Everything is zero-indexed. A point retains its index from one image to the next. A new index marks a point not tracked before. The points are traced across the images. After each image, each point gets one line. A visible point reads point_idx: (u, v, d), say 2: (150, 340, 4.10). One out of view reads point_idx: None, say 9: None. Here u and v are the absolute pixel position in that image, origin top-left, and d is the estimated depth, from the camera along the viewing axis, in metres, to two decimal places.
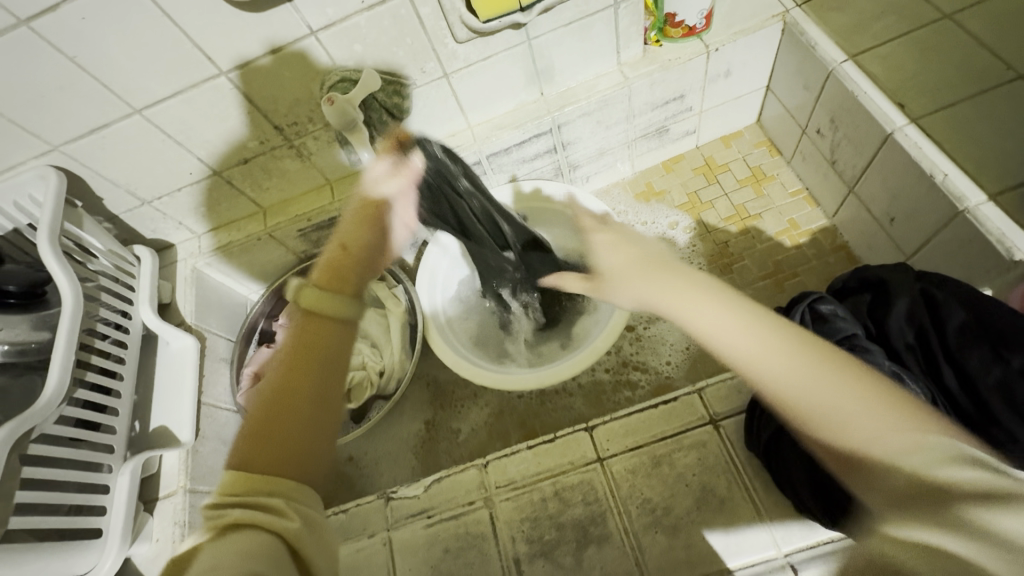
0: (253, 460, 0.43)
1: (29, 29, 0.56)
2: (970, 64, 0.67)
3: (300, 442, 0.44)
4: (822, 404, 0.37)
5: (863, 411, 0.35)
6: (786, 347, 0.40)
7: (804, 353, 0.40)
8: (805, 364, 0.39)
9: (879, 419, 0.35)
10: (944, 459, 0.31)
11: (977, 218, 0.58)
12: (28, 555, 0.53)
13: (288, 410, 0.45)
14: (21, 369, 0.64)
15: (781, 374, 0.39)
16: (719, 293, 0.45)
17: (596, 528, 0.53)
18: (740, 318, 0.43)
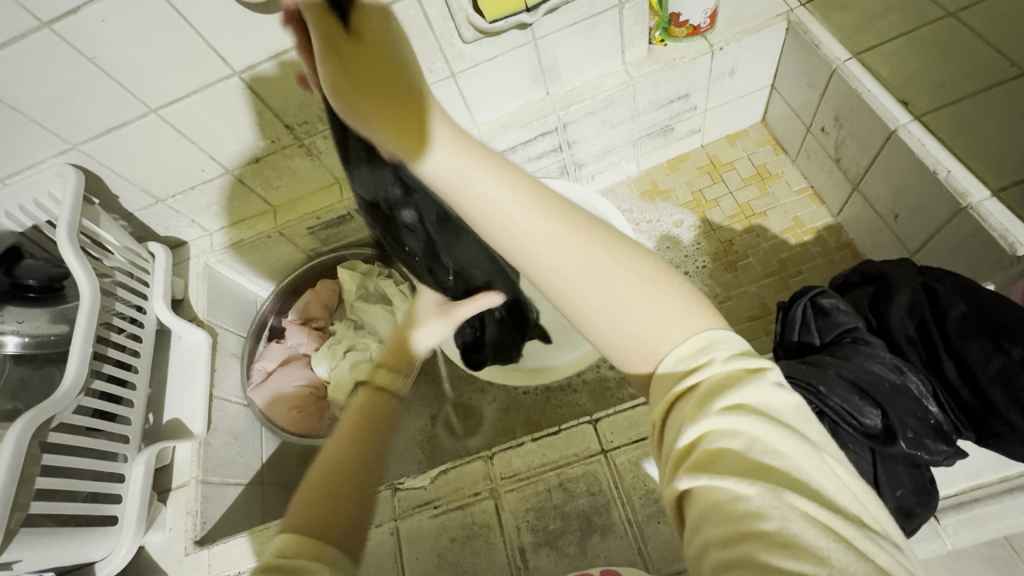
0: (306, 508, 0.43)
1: (51, 31, 0.58)
2: (973, 62, 0.67)
3: (354, 499, 0.44)
4: (605, 298, 0.38)
5: (637, 299, 0.37)
6: (577, 236, 0.39)
7: (589, 241, 0.38)
8: (591, 255, 0.38)
9: (659, 304, 0.37)
10: (700, 346, 0.36)
11: (980, 214, 0.58)
12: (47, 539, 0.54)
13: (350, 466, 0.46)
14: (41, 361, 0.65)
15: (572, 266, 0.38)
16: (520, 190, 0.39)
17: (600, 518, 0.54)
18: (548, 218, 0.39)
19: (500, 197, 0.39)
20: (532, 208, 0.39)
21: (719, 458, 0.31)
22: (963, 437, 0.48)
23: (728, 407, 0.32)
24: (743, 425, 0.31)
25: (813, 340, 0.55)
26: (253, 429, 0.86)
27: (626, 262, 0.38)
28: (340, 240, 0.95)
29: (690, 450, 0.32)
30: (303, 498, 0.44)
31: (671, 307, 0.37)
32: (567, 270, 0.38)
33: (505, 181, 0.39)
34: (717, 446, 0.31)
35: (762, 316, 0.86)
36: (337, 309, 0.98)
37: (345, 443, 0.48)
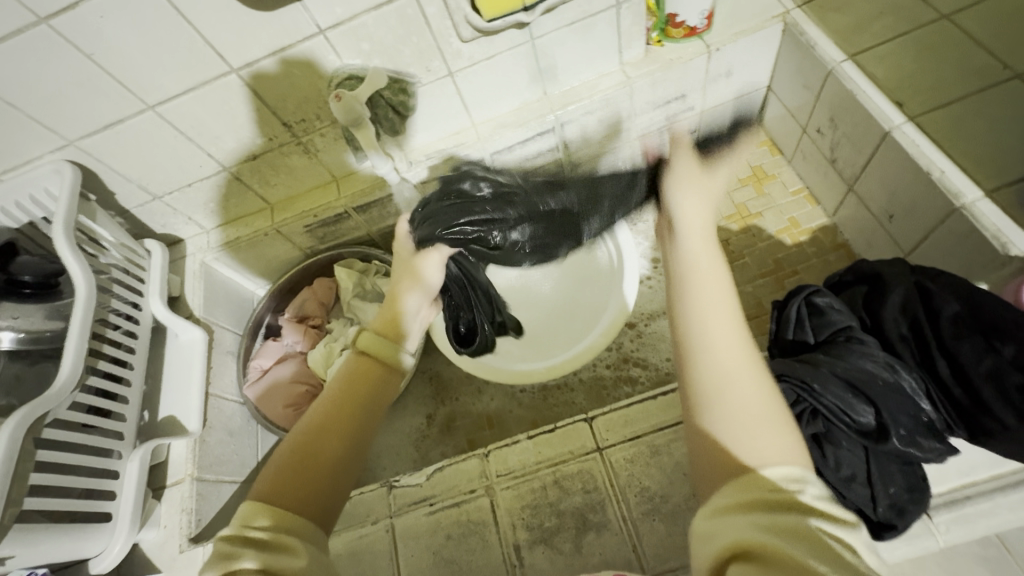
0: (284, 481, 0.43)
1: (48, 27, 0.58)
2: (967, 64, 0.68)
3: (333, 485, 0.45)
4: (742, 405, 0.38)
5: (763, 423, 0.37)
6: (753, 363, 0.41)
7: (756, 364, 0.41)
8: (754, 376, 0.40)
9: (777, 438, 0.37)
10: (792, 476, 0.34)
11: (973, 214, 0.59)
12: (40, 535, 0.54)
13: (331, 447, 0.46)
14: (37, 357, 0.65)
15: (736, 375, 0.40)
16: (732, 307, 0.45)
17: (595, 516, 0.54)
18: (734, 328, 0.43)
19: (715, 300, 0.45)
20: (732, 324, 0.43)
21: (810, 544, 0.30)
22: (955, 434, 0.49)
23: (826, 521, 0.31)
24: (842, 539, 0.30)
25: (807, 339, 0.55)
26: (248, 427, 0.86)
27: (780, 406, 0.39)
28: (336, 239, 0.95)
29: (770, 526, 0.31)
30: (282, 469, 0.44)
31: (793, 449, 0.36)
32: (728, 370, 0.40)
33: (726, 296, 0.46)
34: (811, 536, 0.30)
35: (758, 316, 0.86)
36: (333, 307, 0.98)
37: (329, 417, 0.49)
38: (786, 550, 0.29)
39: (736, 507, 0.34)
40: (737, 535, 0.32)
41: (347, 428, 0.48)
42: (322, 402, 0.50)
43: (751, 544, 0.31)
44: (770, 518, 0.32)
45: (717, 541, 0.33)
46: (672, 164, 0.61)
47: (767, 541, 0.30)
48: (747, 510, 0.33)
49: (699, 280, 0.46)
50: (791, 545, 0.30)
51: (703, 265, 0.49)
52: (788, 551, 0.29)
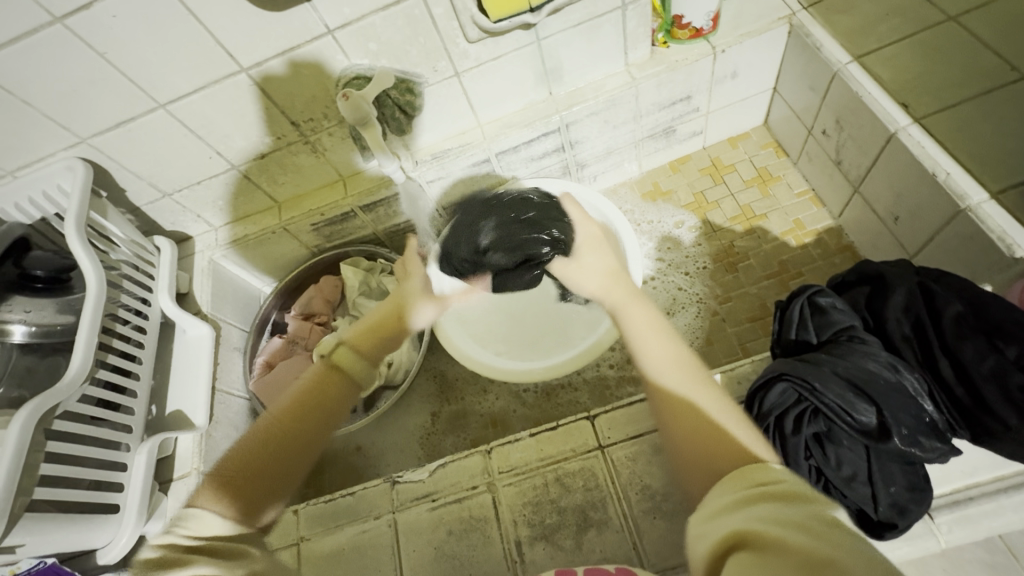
0: (234, 473, 0.47)
1: (63, 26, 0.59)
2: (973, 65, 0.68)
3: (281, 482, 0.48)
4: (696, 423, 0.42)
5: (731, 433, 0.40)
6: (704, 382, 0.45)
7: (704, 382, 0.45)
8: (710, 394, 0.44)
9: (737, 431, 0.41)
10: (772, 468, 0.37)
11: (979, 216, 0.59)
12: (49, 524, 0.55)
13: (287, 448, 0.50)
14: (48, 350, 0.66)
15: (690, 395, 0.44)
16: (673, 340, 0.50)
17: (596, 513, 0.54)
18: (671, 347, 0.49)
19: (660, 347, 0.49)
20: (677, 353, 0.48)
21: (788, 526, 0.30)
22: (958, 435, 0.49)
23: (813, 511, 0.31)
24: (835, 527, 0.30)
25: (810, 338, 0.55)
26: (254, 423, 0.87)
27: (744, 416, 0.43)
28: (342, 238, 0.96)
29: (758, 519, 0.32)
30: (236, 461, 0.48)
31: (751, 438, 0.40)
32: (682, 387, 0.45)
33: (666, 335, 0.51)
34: (794, 522, 0.30)
35: (762, 317, 0.86)
36: (339, 305, 0.99)
37: (295, 421, 0.51)
38: (759, 531, 0.31)
39: (730, 507, 0.34)
40: (727, 528, 0.33)
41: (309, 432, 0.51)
42: (283, 400, 0.53)
43: (738, 535, 0.32)
44: (758, 511, 0.33)
45: (709, 538, 0.34)
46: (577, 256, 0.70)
47: (755, 530, 0.31)
48: (735, 503, 0.34)
49: (646, 337, 0.51)
50: (772, 529, 0.31)
51: (644, 334, 0.52)
52: (764, 536, 0.30)
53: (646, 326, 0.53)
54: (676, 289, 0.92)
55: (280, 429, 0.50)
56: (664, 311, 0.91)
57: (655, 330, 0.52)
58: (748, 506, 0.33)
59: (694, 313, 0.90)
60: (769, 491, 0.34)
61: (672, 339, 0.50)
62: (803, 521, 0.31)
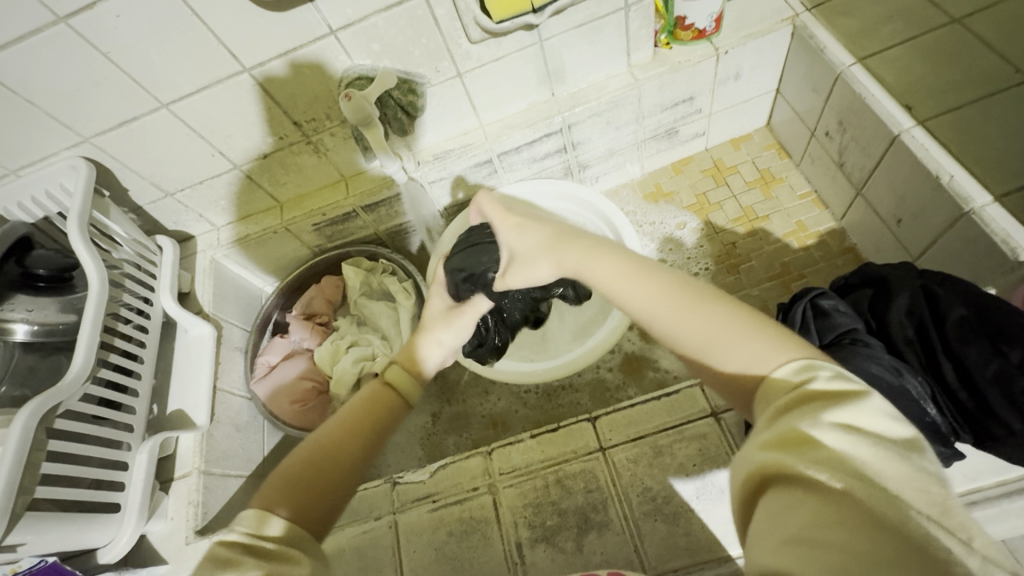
0: (290, 499, 0.44)
1: (66, 26, 0.59)
2: (978, 67, 0.67)
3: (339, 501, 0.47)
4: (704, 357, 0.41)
5: (740, 343, 0.39)
6: (698, 303, 0.43)
7: (698, 303, 0.43)
8: (706, 315, 0.42)
9: (736, 348, 0.39)
10: (801, 367, 0.35)
11: (982, 219, 0.58)
12: (51, 523, 0.55)
13: (346, 465, 0.48)
14: (50, 349, 0.66)
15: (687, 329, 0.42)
16: (653, 273, 0.48)
17: (597, 515, 0.54)
18: (652, 283, 0.47)
19: (639, 290, 0.47)
20: (662, 285, 0.46)
21: (811, 451, 0.29)
22: (961, 439, 0.48)
23: (840, 422, 0.30)
24: (860, 445, 0.29)
25: (812, 342, 0.55)
26: (255, 423, 0.87)
27: (750, 323, 0.40)
28: (344, 238, 0.96)
29: (783, 443, 0.31)
30: (282, 491, 0.45)
31: (756, 350, 0.38)
32: (676, 320, 0.43)
33: (636, 274, 0.48)
34: (820, 445, 0.29)
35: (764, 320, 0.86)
36: (340, 305, 0.99)
37: (340, 438, 0.49)
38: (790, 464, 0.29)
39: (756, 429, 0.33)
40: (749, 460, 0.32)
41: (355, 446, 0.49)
42: (340, 418, 0.51)
43: (762, 466, 0.31)
44: (783, 433, 0.31)
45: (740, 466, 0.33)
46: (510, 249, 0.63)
47: (779, 459, 0.30)
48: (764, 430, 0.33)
49: (625, 283, 0.49)
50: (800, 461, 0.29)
51: (620, 281, 0.49)
52: (784, 466, 0.29)
53: (615, 273, 0.50)
54: None
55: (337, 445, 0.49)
56: None
57: (623, 274, 0.49)
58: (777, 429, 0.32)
59: None
60: (801, 407, 0.32)
61: (653, 274, 0.48)
62: (824, 440, 0.29)
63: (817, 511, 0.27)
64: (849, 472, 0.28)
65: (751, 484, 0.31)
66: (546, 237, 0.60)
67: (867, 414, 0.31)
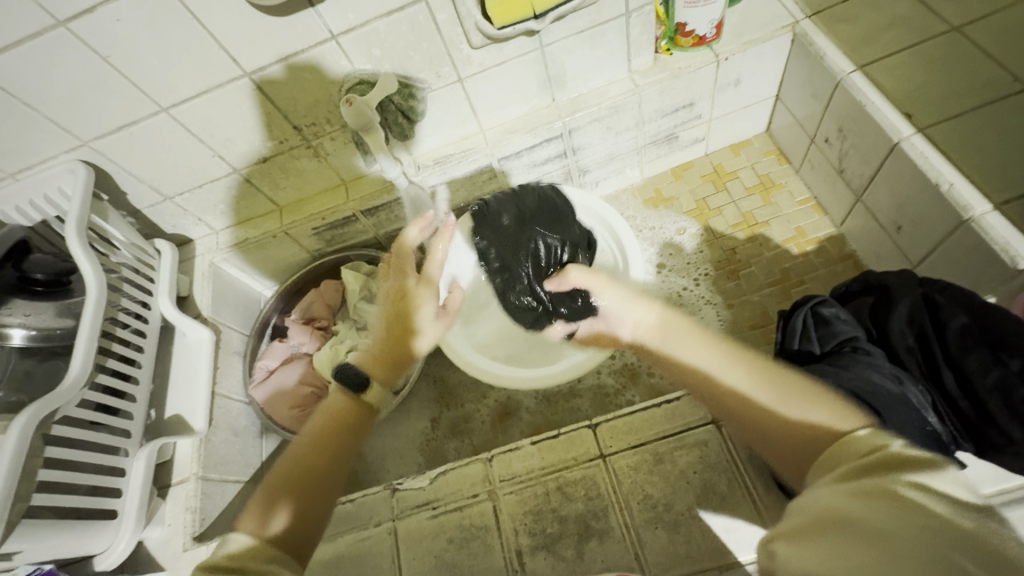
0: (259, 517, 0.48)
1: (66, 29, 0.59)
2: (977, 76, 0.68)
3: (312, 514, 0.49)
4: (772, 421, 0.44)
5: (810, 408, 0.42)
6: (765, 375, 0.48)
7: (768, 373, 0.48)
8: (772, 383, 0.47)
9: (813, 411, 0.42)
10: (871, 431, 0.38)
11: (981, 227, 0.59)
12: (48, 532, 0.54)
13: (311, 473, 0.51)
14: (46, 354, 0.66)
15: (758, 395, 0.46)
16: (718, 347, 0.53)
17: (598, 523, 0.54)
18: (716, 352, 0.52)
19: (705, 356, 0.52)
20: (727, 352, 0.52)
21: (876, 501, 0.30)
22: (961, 448, 0.49)
23: (915, 480, 0.31)
24: (929, 496, 0.29)
25: (813, 349, 0.55)
26: (253, 427, 0.87)
27: (817, 393, 0.44)
28: (344, 242, 0.95)
29: (846, 491, 0.33)
30: (257, 510, 0.49)
31: (831, 412, 0.41)
32: (743, 390, 0.48)
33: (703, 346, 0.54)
34: (883, 494, 0.31)
35: (764, 325, 0.86)
36: (340, 308, 0.99)
37: (308, 447, 0.53)
38: (860, 514, 0.30)
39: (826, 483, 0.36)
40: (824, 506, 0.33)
41: (326, 453, 0.53)
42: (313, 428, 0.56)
43: (834, 512, 0.32)
44: (858, 485, 0.33)
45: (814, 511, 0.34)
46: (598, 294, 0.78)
47: (849, 510, 0.31)
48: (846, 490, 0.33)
49: (693, 353, 0.54)
50: (869, 510, 0.30)
51: (690, 348, 0.54)
52: (846, 512, 0.31)
53: (688, 345, 0.55)
54: (676, 299, 0.92)
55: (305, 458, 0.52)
56: None
57: (690, 348, 0.55)
58: (859, 486, 0.33)
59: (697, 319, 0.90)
60: (875, 465, 0.34)
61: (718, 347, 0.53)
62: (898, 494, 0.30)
63: (868, 550, 0.28)
64: (912, 521, 0.28)
65: (819, 523, 0.32)
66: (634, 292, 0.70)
67: (949, 477, 0.30)
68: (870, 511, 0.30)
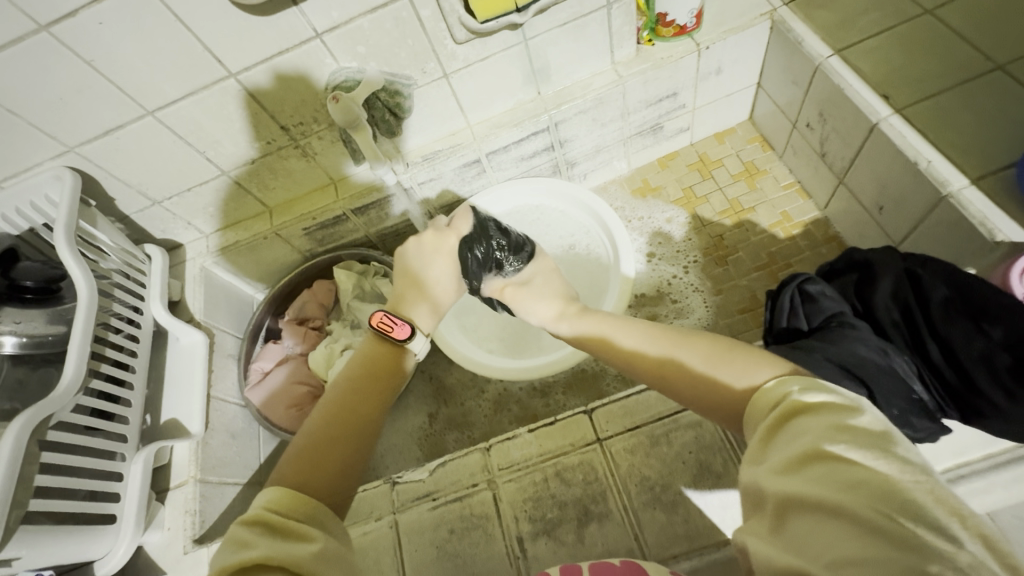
0: (296, 473, 0.47)
1: (49, 34, 0.59)
2: (951, 57, 0.70)
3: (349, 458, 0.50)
4: (704, 385, 0.47)
5: (730, 363, 0.46)
6: (693, 342, 0.51)
7: (693, 340, 0.51)
8: (697, 348, 0.50)
9: (728, 366, 0.46)
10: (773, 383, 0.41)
11: (960, 202, 0.60)
12: (46, 537, 0.54)
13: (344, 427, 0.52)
14: (38, 361, 0.65)
15: (686, 358, 0.50)
16: (646, 329, 0.56)
17: (597, 506, 0.55)
18: (643, 332, 0.56)
19: (636, 337, 0.56)
20: (652, 333, 0.55)
21: (809, 467, 0.32)
22: (947, 416, 0.50)
23: (833, 429, 0.34)
24: (853, 451, 0.32)
25: (801, 326, 0.56)
26: (250, 429, 0.87)
27: (731, 349, 0.47)
28: (335, 241, 0.95)
29: (779, 465, 0.34)
30: (292, 464, 0.48)
31: (744, 364, 0.45)
32: (677, 360, 0.50)
33: (633, 336, 0.57)
34: (814, 455, 0.33)
35: (753, 309, 0.87)
36: (333, 308, 0.99)
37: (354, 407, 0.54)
38: (796, 490, 0.32)
39: (757, 453, 0.37)
40: (770, 487, 0.34)
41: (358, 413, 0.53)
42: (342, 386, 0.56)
43: (782, 490, 0.33)
44: (783, 455, 0.35)
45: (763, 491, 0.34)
46: (529, 281, 0.74)
47: (793, 487, 0.32)
48: (782, 460, 0.34)
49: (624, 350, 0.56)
50: (809, 486, 0.31)
51: (626, 338, 0.57)
52: (790, 489, 0.32)
53: (625, 337, 0.58)
54: (666, 287, 0.93)
55: (336, 414, 0.53)
56: (659, 304, 0.92)
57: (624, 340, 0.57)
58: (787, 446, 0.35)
59: (688, 305, 0.91)
60: (787, 415, 0.37)
61: (640, 330, 0.57)
62: (829, 451, 0.32)
63: (835, 532, 0.29)
64: (850, 483, 0.30)
65: (776, 509, 0.33)
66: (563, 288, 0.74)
67: (864, 420, 0.34)
68: (809, 481, 0.32)
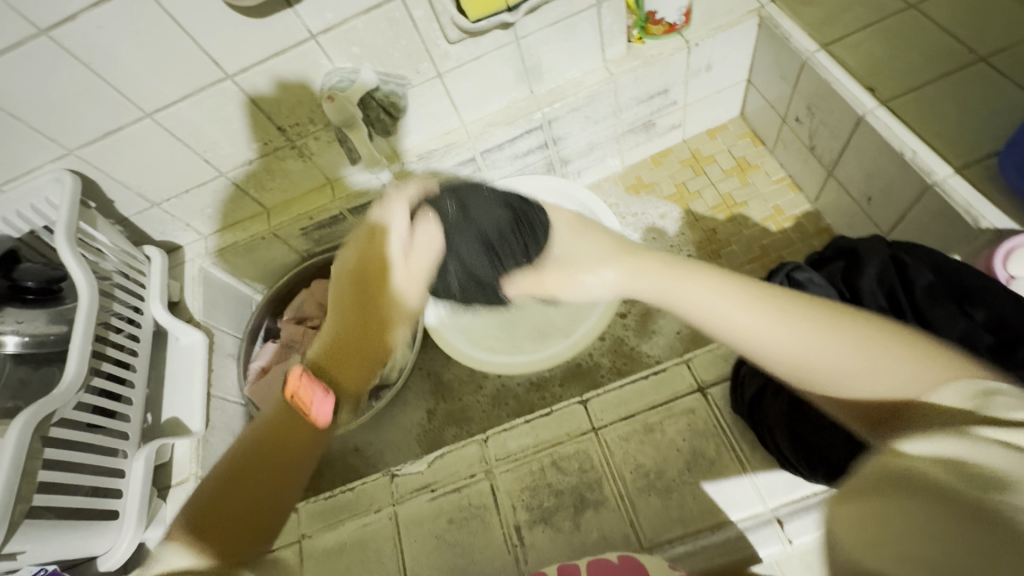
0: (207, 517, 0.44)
1: (48, 38, 0.60)
2: (934, 50, 0.71)
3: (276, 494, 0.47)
4: (826, 368, 0.41)
5: (877, 355, 0.39)
6: (838, 320, 0.42)
7: (827, 314, 0.43)
8: (825, 321, 0.42)
9: (882, 359, 0.39)
10: (961, 387, 0.33)
11: (946, 190, 0.61)
12: (50, 531, 0.55)
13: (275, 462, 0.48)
14: (41, 360, 0.66)
15: (822, 346, 0.41)
16: (743, 289, 0.46)
17: (593, 494, 0.56)
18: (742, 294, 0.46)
19: (733, 305, 0.46)
20: (753, 294, 0.46)
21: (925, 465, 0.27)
22: None
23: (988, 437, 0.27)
24: (991, 448, 0.26)
25: None
26: None
27: (886, 334, 0.40)
28: (332, 241, 0.96)
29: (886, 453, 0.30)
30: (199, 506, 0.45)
31: (900, 364, 0.38)
32: (810, 339, 0.42)
33: (720, 293, 0.47)
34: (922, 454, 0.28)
35: None
36: None
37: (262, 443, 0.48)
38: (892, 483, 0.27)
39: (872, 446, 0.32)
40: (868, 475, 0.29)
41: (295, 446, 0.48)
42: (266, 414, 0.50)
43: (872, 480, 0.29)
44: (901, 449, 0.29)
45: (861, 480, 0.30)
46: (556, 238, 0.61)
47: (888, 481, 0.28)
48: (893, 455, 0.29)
49: (713, 315, 0.46)
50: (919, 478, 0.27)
51: (723, 299, 0.46)
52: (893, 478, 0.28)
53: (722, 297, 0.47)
54: None
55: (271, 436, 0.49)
56: None
57: (712, 306, 0.47)
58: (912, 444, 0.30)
59: None
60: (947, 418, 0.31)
61: (728, 285, 0.47)
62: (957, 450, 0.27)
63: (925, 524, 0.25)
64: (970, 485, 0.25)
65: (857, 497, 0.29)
66: (599, 236, 0.59)
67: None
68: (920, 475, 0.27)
